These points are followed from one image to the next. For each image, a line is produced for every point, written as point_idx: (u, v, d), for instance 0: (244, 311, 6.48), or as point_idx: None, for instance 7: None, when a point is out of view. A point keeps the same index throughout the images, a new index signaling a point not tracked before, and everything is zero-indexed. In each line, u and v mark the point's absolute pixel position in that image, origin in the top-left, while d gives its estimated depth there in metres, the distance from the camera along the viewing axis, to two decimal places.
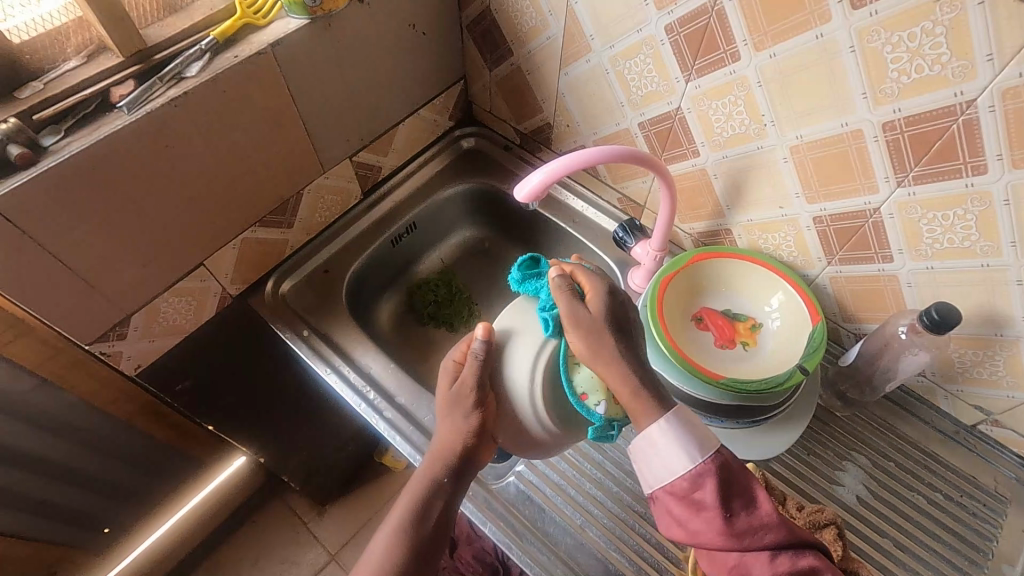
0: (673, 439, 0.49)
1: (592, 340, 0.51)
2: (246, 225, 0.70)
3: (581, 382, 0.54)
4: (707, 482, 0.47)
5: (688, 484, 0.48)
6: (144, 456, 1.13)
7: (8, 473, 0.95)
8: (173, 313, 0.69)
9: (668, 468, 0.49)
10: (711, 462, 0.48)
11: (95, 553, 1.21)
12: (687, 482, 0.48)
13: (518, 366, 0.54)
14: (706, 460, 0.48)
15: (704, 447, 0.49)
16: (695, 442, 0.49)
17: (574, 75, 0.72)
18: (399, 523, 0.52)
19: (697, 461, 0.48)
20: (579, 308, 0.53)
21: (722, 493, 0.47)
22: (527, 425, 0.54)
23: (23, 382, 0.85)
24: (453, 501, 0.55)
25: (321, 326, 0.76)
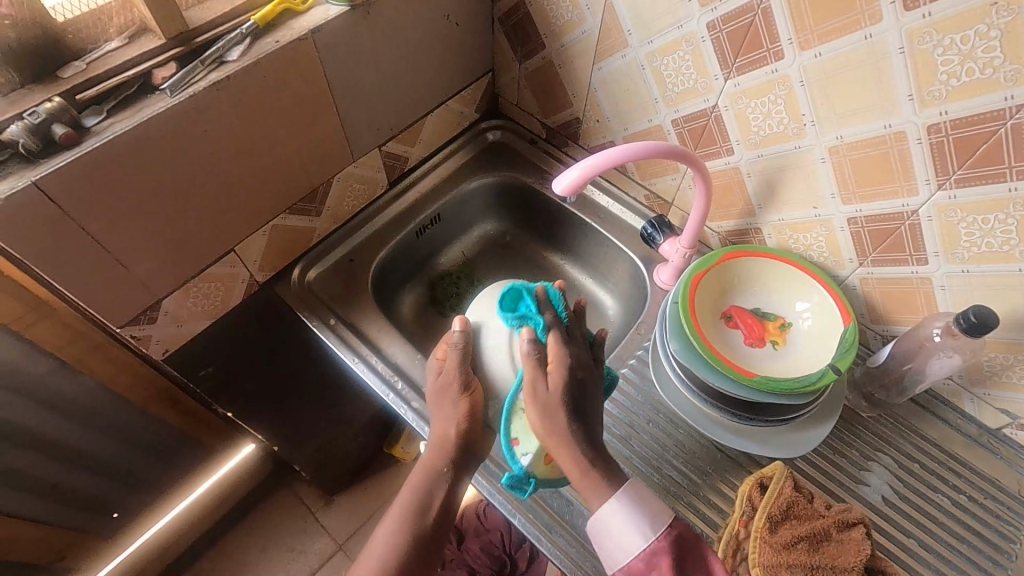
0: (625, 517, 0.53)
1: (546, 420, 0.56)
2: (277, 211, 0.70)
3: (517, 429, 0.59)
4: (663, 558, 0.50)
5: (644, 566, 0.51)
6: (156, 440, 1.13)
7: (23, 455, 0.94)
8: (202, 298, 0.69)
9: (625, 549, 0.52)
10: (665, 540, 0.51)
11: (104, 537, 1.21)
12: (643, 562, 0.51)
13: (498, 348, 0.61)
14: (657, 537, 0.51)
15: (655, 523, 0.52)
16: (647, 519, 0.52)
17: (609, 70, 0.72)
18: (398, 516, 0.57)
19: (652, 537, 0.51)
20: (539, 387, 0.57)
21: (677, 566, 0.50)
22: (514, 398, 0.61)
23: (43, 363, 0.85)
24: (451, 493, 0.59)
25: (347, 315, 0.76)
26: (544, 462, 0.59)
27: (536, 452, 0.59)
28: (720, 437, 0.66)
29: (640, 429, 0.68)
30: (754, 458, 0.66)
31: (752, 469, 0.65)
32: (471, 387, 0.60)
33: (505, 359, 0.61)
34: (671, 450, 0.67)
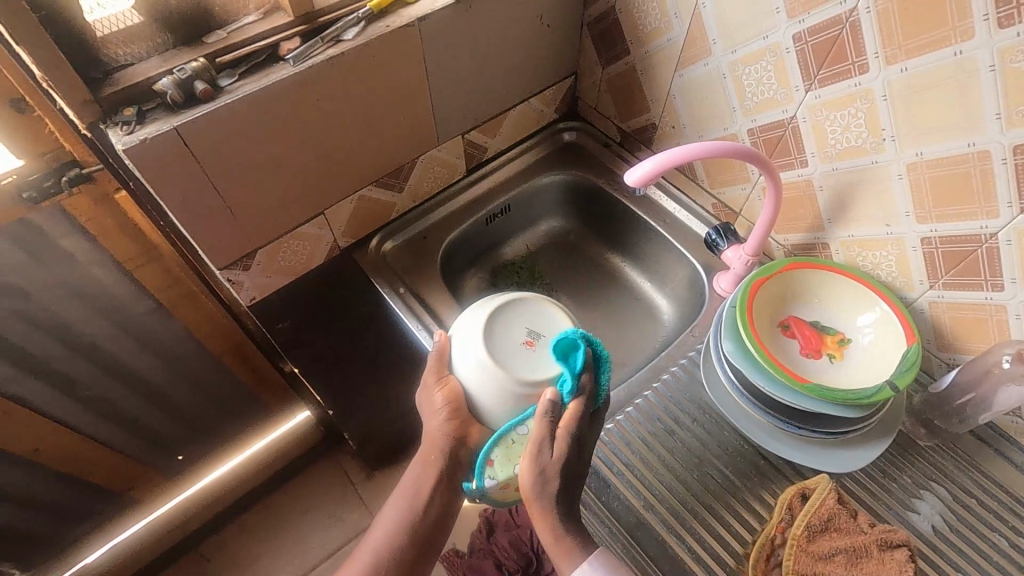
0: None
1: (535, 487, 0.55)
2: (365, 183, 0.76)
3: (497, 454, 0.59)
4: None
5: None
6: (224, 391, 1.23)
7: (113, 386, 1.05)
8: (291, 253, 0.76)
9: None
10: None
11: (167, 476, 1.31)
12: None
13: (460, 349, 0.64)
14: None
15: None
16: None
17: (690, 78, 0.75)
18: (387, 518, 0.62)
19: None
20: (543, 455, 0.56)
21: None
22: (481, 387, 0.62)
23: (143, 303, 0.95)
24: (446, 478, 0.63)
25: (415, 286, 0.82)
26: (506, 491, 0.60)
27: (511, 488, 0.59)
28: (765, 443, 0.66)
29: (685, 426, 0.69)
30: (798, 469, 0.65)
31: (795, 480, 0.65)
32: (443, 382, 0.64)
33: (475, 360, 0.62)
34: (712, 450, 0.67)
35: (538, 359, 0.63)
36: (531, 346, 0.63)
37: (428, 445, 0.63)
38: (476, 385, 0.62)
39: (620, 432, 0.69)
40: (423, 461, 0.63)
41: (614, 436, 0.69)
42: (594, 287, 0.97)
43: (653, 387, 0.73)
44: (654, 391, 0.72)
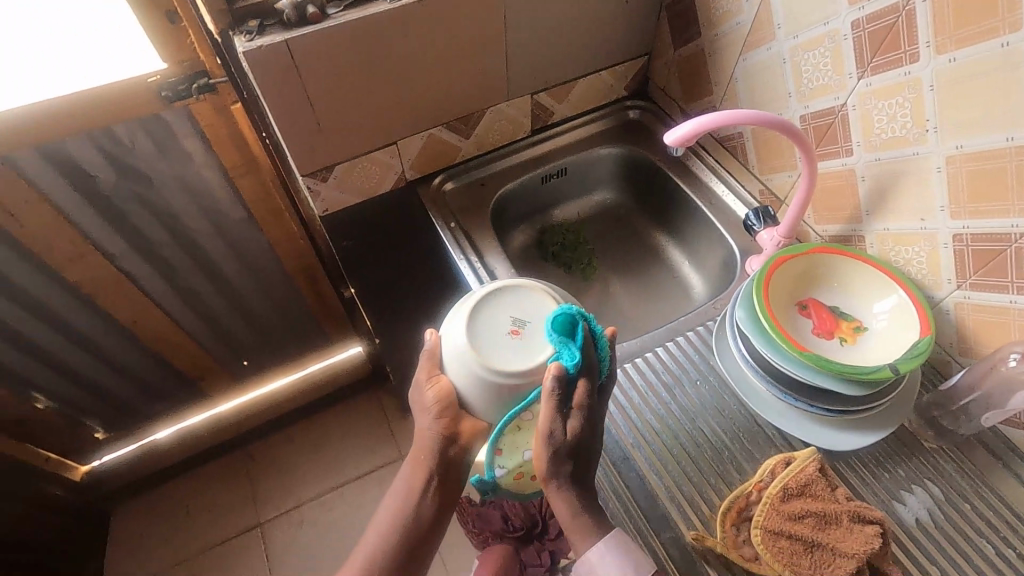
0: (613, 560, 0.55)
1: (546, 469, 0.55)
2: (437, 123, 0.85)
3: (504, 442, 0.59)
4: None
5: None
6: (291, 307, 1.37)
7: (202, 282, 1.21)
8: (364, 175, 0.86)
9: None
10: None
11: (232, 377, 1.47)
12: None
13: (447, 343, 0.61)
14: None
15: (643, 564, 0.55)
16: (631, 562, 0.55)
17: (754, 61, 0.78)
18: (385, 517, 0.61)
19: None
20: (557, 434, 0.55)
21: None
22: (467, 379, 0.59)
23: (238, 210, 1.10)
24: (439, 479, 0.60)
25: (466, 224, 0.90)
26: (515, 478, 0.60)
27: (515, 471, 0.60)
28: (761, 412, 0.68)
29: (688, 384, 0.73)
30: (790, 442, 0.67)
31: (784, 450, 0.67)
32: (433, 380, 0.61)
33: (460, 354, 0.59)
34: (710, 409, 0.70)
35: (525, 354, 0.58)
36: (516, 336, 0.59)
37: (419, 444, 0.61)
38: (462, 379, 0.59)
39: (625, 378, 0.74)
40: (416, 467, 0.61)
41: (618, 380, 0.73)
42: (633, 260, 1.02)
43: (665, 345, 0.76)
44: (666, 349, 0.76)
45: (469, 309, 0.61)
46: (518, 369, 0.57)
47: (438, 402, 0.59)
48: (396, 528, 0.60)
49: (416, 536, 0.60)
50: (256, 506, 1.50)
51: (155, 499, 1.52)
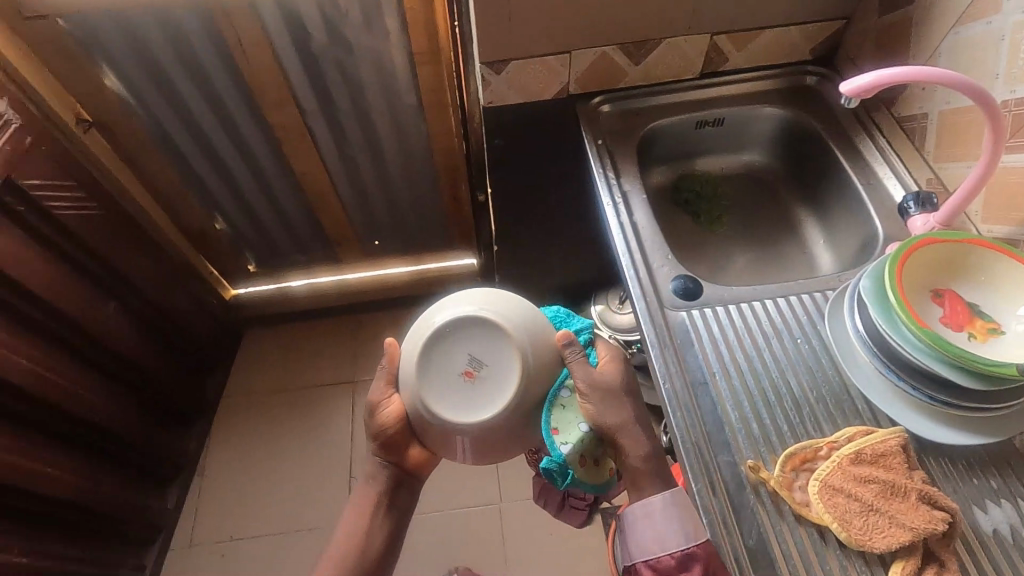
0: (673, 515, 0.65)
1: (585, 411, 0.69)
2: (612, 41, 0.89)
3: (558, 421, 0.67)
4: (696, 561, 0.63)
5: (677, 562, 0.64)
6: (428, 197, 1.50)
7: (364, 154, 1.36)
8: (533, 77, 0.92)
9: (662, 542, 0.65)
10: (699, 547, 0.64)
11: (362, 250, 1.65)
12: (677, 559, 0.64)
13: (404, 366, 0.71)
14: (696, 541, 0.64)
15: (680, 535, 0.64)
16: (687, 524, 0.65)
17: (967, 35, 0.72)
18: (352, 519, 0.75)
19: (688, 541, 0.64)
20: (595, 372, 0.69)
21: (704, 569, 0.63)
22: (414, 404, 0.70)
23: (412, 94, 1.22)
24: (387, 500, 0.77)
25: (612, 145, 0.93)
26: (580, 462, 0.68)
27: (584, 455, 0.68)
28: (860, 384, 0.67)
29: (788, 339, 0.73)
30: (879, 420, 0.66)
31: (869, 424, 0.66)
32: (390, 398, 0.75)
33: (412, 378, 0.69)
34: (804, 368, 0.70)
35: (477, 391, 0.67)
36: (466, 376, 0.68)
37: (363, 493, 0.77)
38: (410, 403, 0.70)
39: (726, 316, 0.75)
40: (355, 515, 0.76)
41: (719, 317, 0.75)
42: (766, 227, 1.01)
43: (775, 300, 0.76)
44: (776, 303, 0.76)
45: (431, 336, 0.69)
46: (469, 413, 0.67)
47: (387, 424, 0.74)
48: (347, 550, 0.73)
49: (370, 555, 0.73)
50: (354, 363, 1.66)
51: (272, 335, 1.73)
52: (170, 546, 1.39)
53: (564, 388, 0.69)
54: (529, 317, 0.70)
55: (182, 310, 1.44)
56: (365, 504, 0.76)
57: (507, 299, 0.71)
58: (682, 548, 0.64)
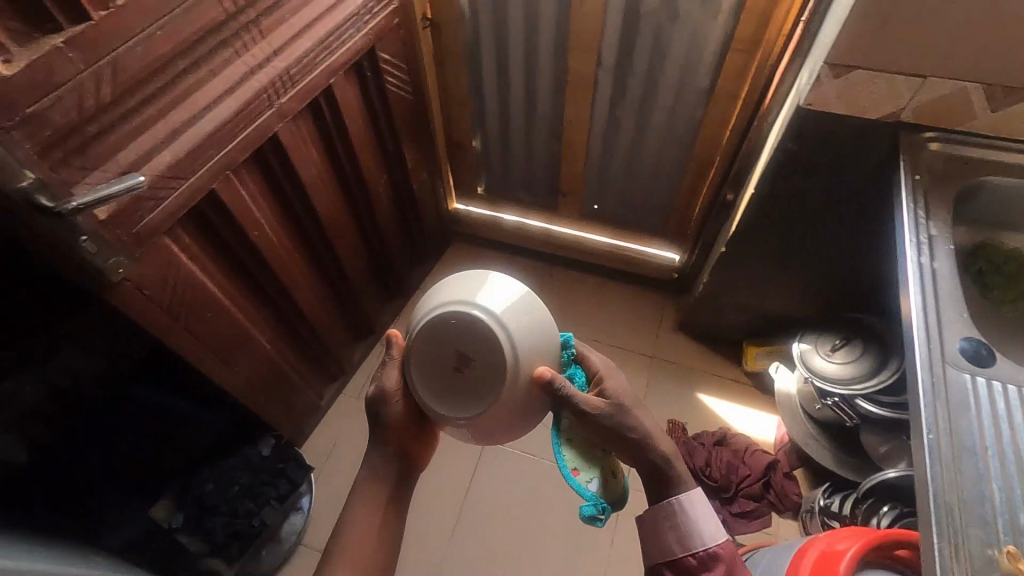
0: (694, 522, 0.79)
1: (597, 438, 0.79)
2: (980, 80, 0.83)
3: (576, 462, 0.80)
4: (719, 559, 0.78)
5: (700, 559, 0.78)
6: (667, 179, 1.52)
7: (630, 121, 1.41)
8: (870, 93, 0.88)
9: (687, 546, 0.79)
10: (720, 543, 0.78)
11: (580, 209, 1.72)
12: (700, 558, 0.78)
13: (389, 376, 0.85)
14: (716, 540, 0.78)
15: (693, 541, 0.79)
16: (704, 526, 0.79)
17: None
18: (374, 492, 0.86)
19: (709, 542, 0.78)
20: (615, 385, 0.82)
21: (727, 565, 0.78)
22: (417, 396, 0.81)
23: (708, 75, 1.24)
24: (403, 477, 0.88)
25: (930, 185, 0.87)
26: (608, 481, 0.80)
27: (598, 476, 0.79)
28: None
29: None
30: None
31: None
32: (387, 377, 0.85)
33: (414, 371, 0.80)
34: None
35: (463, 384, 0.77)
36: (458, 372, 0.77)
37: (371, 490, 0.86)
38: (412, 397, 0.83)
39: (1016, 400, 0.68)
40: (374, 494, 0.86)
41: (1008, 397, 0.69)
42: None
43: None
44: None
45: (408, 343, 0.79)
46: (459, 407, 0.77)
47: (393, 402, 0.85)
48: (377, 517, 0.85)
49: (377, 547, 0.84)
50: None
51: (471, 256, 1.88)
52: (343, 392, 1.63)
53: (563, 423, 0.81)
54: (514, 305, 0.77)
55: (421, 208, 1.61)
56: (386, 480, 0.87)
57: (489, 287, 0.78)
58: (706, 549, 0.78)
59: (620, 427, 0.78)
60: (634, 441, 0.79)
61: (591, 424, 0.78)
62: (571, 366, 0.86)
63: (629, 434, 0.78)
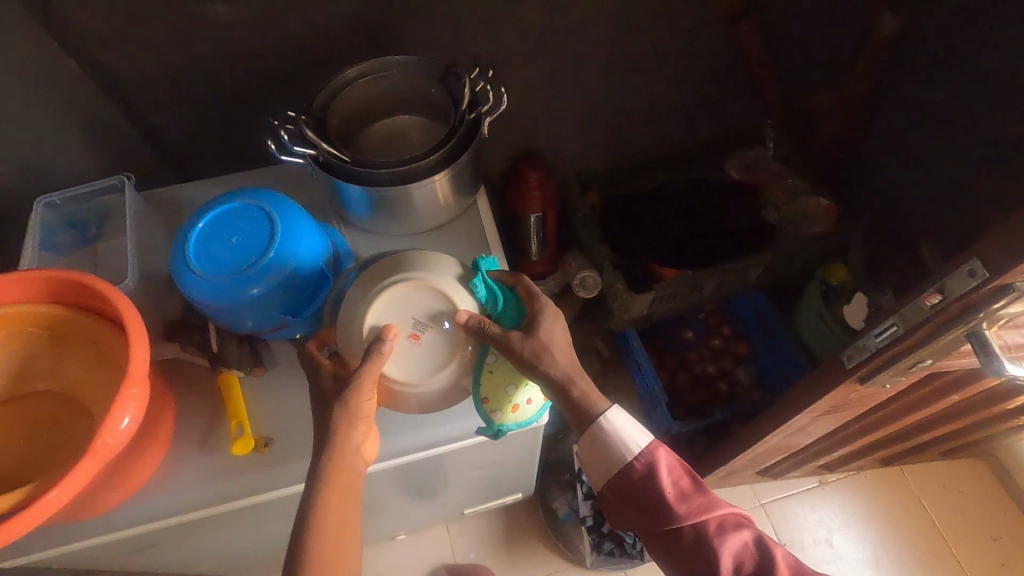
0: (617, 437, 0.72)
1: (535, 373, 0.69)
2: None
3: (486, 392, 0.71)
4: (664, 475, 0.71)
5: (641, 474, 0.71)
6: None
7: None
8: None
9: (621, 466, 0.72)
10: (648, 452, 0.72)
11: None
12: (641, 473, 0.71)
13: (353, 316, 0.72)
14: (645, 448, 0.72)
15: (621, 460, 0.72)
16: (625, 438, 0.72)
17: None
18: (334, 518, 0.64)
19: (640, 451, 0.72)
20: (546, 349, 0.70)
21: (676, 481, 0.71)
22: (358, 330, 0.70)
23: None
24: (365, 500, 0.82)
25: None
26: (512, 416, 0.73)
27: (506, 402, 0.72)
28: None
29: None
30: None
31: None
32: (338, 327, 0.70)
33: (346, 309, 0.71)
34: None
35: (416, 352, 0.69)
36: (413, 340, 0.68)
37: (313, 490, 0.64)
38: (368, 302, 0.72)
39: None
40: (339, 498, 0.64)
41: None
42: None
43: None
44: None
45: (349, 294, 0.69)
46: (437, 366, 0.69)
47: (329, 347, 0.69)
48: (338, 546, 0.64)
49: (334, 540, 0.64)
50: None
51: (974, 491, 1.41)
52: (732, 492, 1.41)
53: (490, 354, 0.71)
54: (410, 275, 0.67)
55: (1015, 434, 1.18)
56: (342, 483, 0.64)
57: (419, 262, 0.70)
58: (638, 455, 0.71)
59: (528, 351, 0.69)
60: (550, 376, 0.69)
61: (515, 356, 0.68)
62: (503, 303, 0.73)
63: (541, 373, 0.69)
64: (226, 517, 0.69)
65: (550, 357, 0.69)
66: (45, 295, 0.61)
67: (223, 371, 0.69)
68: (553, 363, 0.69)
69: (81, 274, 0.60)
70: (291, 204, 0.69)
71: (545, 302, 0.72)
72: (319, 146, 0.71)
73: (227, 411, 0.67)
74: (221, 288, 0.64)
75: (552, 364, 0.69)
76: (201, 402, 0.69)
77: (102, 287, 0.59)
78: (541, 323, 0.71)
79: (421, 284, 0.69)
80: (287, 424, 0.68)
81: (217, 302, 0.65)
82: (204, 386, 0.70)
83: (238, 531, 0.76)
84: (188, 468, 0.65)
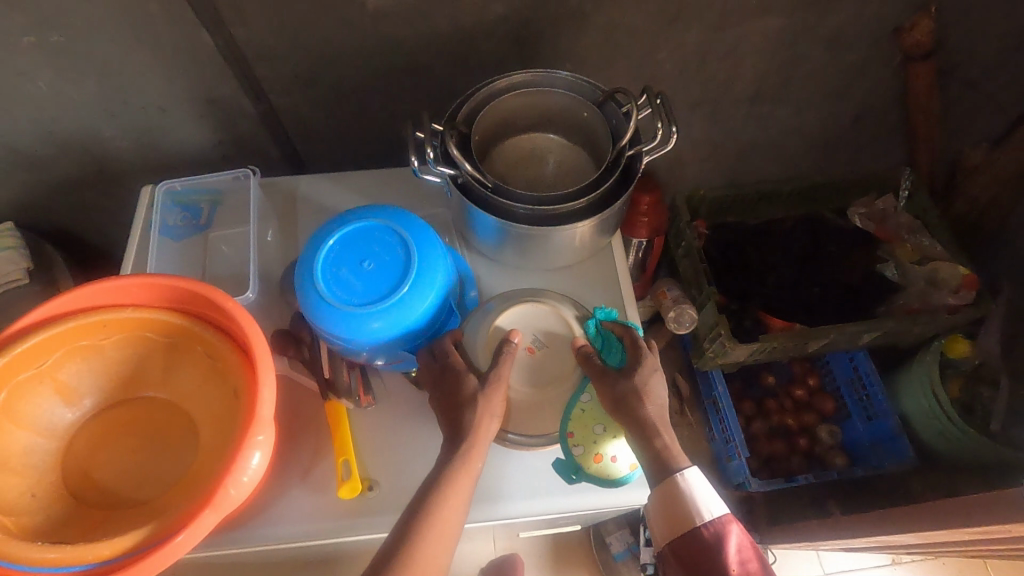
0: (686, 497, 0.59)
1: (622, 414, 0.61)
2: None
3: (575, 427, 0.64)
4: (730, 552, 0.56)
5: (704, 546, 0.57)
6: None
7: None
8: None
9: (685, 534, 0.58)
10: (717, 521, 0.58)
11: None
12: (704, 544, 0.57)
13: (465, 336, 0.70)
14: (716, 516, 0.58)
15: (686, 521, 0.58)
16: (696, 500, 0.58)
17: None
18: (451, 502, 0.56)
19: (710, 518, 0.58)
20: (639, 392, 0.62)
21: (743, 561, 0.55)
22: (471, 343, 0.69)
23: None
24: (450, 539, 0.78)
25: None
26: (596, 460, 0.63)
27: (590, 445, 0.64)
28: None
29: None
30: None
31: None
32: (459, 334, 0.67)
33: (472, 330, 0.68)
34: None
35: (533, 368, 0.67)
36: (529, 354, 0.67)
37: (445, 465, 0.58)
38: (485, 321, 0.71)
39: None
40: (466, 479, 0.57)
41: None
42: None
43: None
44: None
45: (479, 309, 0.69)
46: (544, 384, 0.67)
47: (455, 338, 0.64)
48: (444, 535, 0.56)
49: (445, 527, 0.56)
50: None
51: None
52: (793, 556, 1.33)
53: (587, 393, 0.65)
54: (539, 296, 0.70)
55: None
56: (471, 468, 0.58)
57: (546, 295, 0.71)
58: (705, 522, 0.58)
59: (616, 386, 0.62)
60: (634, 421, 0.61)
61: (606, 389, 0.62)
62: (610, 342, 0.67)
63: (625, 414, 0.61)
64: (315, 549, 0.65)
65: (640, 401, 0.61)
66: (169, 300, 0.57)
67: (332, 399, 0.64)
68: (642, 407, 0.61)
69: (209, 286, 0.55)
70: (426, 231, 0.63)
71: (646, 350, 0.64)
72: (462, 168, 0.64)
73: (334, 442, 0.63)
74: (346, 318, 0.59)
75: (640, 407, 0.61)
76: (306, 426, 0.65)
77: (231, 304, 0.55)
78: (640, 365, 0.63)
79: (548, 305, 0.69)
80: (395, 467, 0.63)
81: (338, 333, 0.60)
82: (310, 409, 0.66)
83: (316, 555, 0.72)
84: (285, 494, 0.62)
